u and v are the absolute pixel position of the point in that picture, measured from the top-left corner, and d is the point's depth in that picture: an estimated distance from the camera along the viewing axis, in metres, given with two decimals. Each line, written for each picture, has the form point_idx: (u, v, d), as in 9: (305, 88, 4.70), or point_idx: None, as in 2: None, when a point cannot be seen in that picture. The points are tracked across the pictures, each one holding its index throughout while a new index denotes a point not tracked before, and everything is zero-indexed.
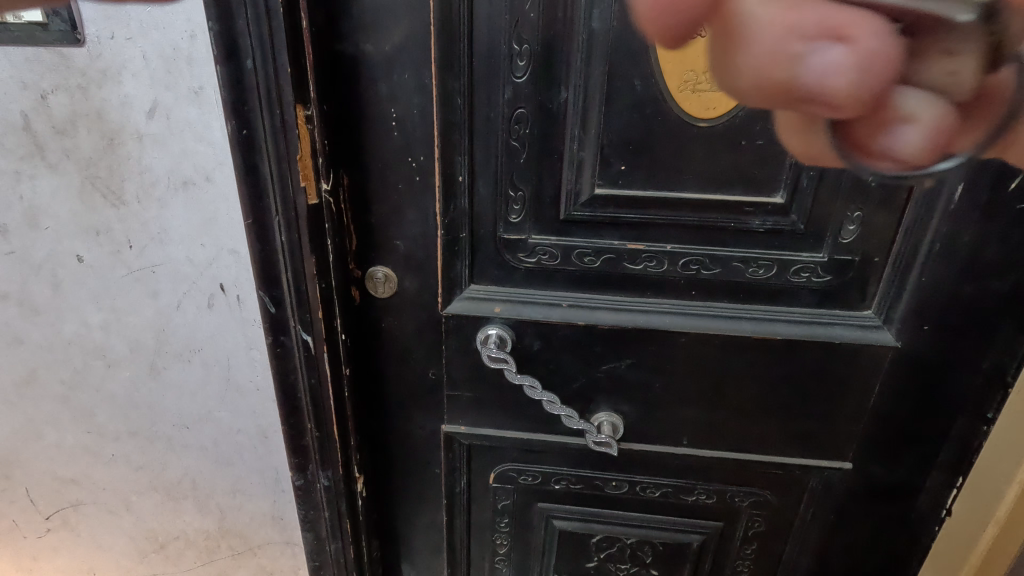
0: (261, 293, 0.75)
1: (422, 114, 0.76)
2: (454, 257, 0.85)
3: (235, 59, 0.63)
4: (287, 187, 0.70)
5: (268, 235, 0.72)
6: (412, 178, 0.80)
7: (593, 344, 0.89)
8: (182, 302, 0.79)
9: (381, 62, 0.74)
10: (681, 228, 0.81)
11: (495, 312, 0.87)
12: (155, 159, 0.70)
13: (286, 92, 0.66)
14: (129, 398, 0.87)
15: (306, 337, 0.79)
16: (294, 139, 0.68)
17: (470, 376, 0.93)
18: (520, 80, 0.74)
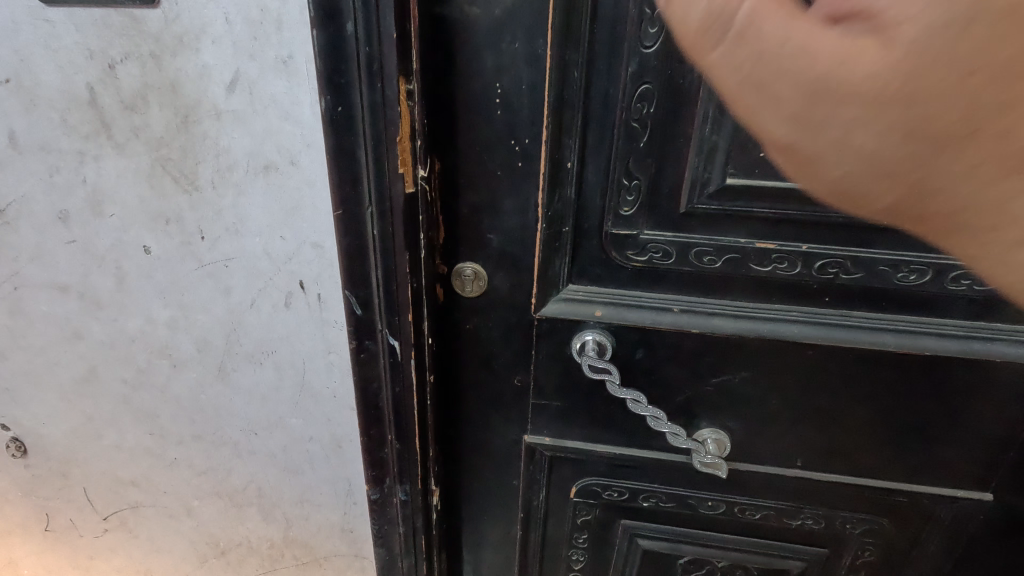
0: (347, 293, 0.67)
1: (531, 90, 0.66)
2: (554, 253, 0.75)
3: (334, 21, 0.53)
4: (383, 173, 0.61)
5: (358, 229, 0.63)
6: (513, 164, 0.70)
7: (703, 353, 0.79)
8: (256, 299, 0.71)
9: (488, 28, 0.63)
10: (824, 226, 0.69)
11: (595, 315, 0.78)
12: (234, 140, 0.61)
13: (389, 61, 0.56)
14: (194, 399, 0.81)
15: (394, 341, 0.70)
16: (395, 118, 0.58)
17: (561, 383, 0.85)
18: (650, 50, 0.63)
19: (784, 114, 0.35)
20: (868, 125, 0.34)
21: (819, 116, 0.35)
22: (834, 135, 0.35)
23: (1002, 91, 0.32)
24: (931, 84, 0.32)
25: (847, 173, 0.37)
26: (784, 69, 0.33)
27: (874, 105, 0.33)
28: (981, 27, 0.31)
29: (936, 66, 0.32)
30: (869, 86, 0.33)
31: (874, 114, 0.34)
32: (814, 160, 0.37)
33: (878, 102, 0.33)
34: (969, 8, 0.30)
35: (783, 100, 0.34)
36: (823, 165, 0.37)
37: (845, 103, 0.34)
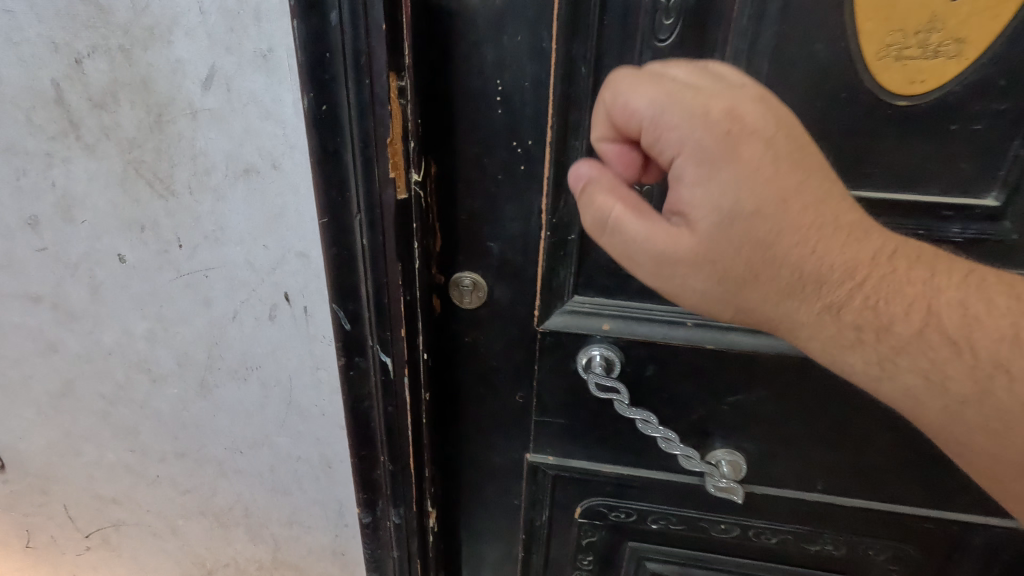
0: (334, 307, 0.62)
1: (535, 87, 0.61)
2: (559, 263, 0.70)
3: (317, 10, 0.48)
4: (372, 177, 0.56)
5: (346, 238, 0.58)
6: (515, 167, 0.65)
7: (718, 370, 0.74)
8: (239, 312, 0.66)
9: (488, 19, 0.58)
10: None
11: (602, 329, 0.73)
12: (212, 141, 0.56)
13: (378, 55, 0.50)
14: (176, 416, 0.76)
15: (385, 358, 0.65)
16: (384, 117, 0.53)
17: (565, 400, 0.79)
18: (664, 43, 0.58)
19: (640, 268, 0.46)
20: (699, 277, 0.45)
21: (667, 273, 0.45)
22: (679, 279, 0.46)
23: (792, 250, 0.42)
24: (740, 255, 0.43)
25: (699, 303, 0.47)
26: (632, 247, 0.45)
27: (708, 266, 0.44)
28: (766, 215, 0.41)
29: (741, 243, 0.42)
30: (693, 257, 0.44)
31: (705, 272, 0.45)
32: (669, 292, 0.48)
33: (706, 265, 0.44)
34: (740, 217, 0.41)
35: (641, 263, 0.46)
36: (675, 297, 0.48)
37: (680, 267, 0.45)
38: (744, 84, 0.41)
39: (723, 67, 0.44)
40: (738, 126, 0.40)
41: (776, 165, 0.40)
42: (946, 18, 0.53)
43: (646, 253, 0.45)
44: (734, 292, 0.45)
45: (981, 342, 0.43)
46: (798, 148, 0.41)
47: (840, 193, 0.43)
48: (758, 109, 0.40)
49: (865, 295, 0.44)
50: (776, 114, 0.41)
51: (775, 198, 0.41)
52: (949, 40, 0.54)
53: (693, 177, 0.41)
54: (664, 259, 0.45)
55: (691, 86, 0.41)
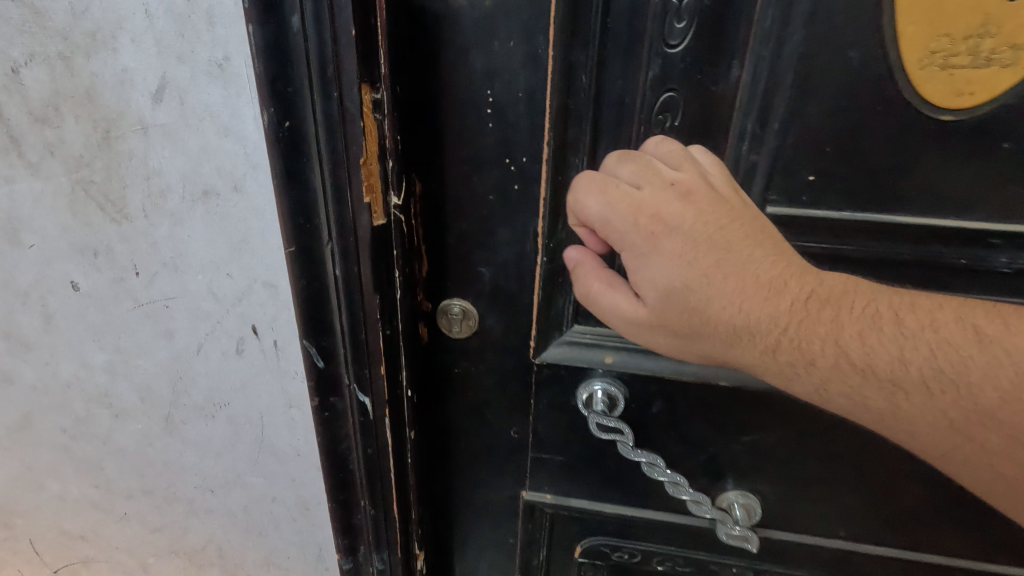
0: (305, 344, 0.55)
1: (529, 99, 0.54)
2: (556, 291, 0.64)
3: (275, 15, 0.42)
4: (344, 203, 0.49)
5: (316, 269, 0.52)
6: (508, 186, 0.59)
7: (731, 407, 0.67)
8: (203, 345, 0.60)
9: (477, 22, 0.51)
10: (885, 265, 0.57)
11: (605, 362, 0.66)
12: (166, 160, 0.50)
13: (348, 66, 0.44)
14: (141, 452, 0.70)
15: (364, 398, 0.59)
16: (357, 135, 0.47)
17: (564, 436, 0.73)
18: (675, 49, 0.51)
19: (616, 328, 0.53)
20: (660, 334, 0.51)
21: (637, 334, 0.52)
22: (648, 339, 0.52)
23: (724, 316, 0.46)
24: (687, 321, 0.48)
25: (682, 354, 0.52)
26: (603, 315, 0.52)
27: (667, 328, 0.50)
28: (694, 288, 0.46)
29: (683, 312, 0.47)
30: (651, 322, 0.50)
31: (666, 332, 0.50)
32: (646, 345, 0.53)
33: (662, 328, 0.50)
34: (671, 291, 0.47)
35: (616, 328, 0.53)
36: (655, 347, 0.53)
37: (644, 329, 0.51)
38: (672, 179, 0.47)
39: (673, 156, 0.49)
40: (660, 226, 0.47)
41: (698, 247, 0.46)
42: (1002, 20, 0.46)
43: (614, 320, 0.52)
44: (703, 348, 0.50)
45: (876, 366, 0.43)
46: (723, 229, 0.46)
47: (770, 261, 0.46)
48: (682, 206, 0.47)
49: (787, 337, 0.45)
50: (696, 205, 0.47)
51: (696, 272, 0.46)
52: (1004, 46, 0.47)
53: (631, 260, 0.49)
54: (630, 324, 0.51)
55: (627, 190, 0.48)
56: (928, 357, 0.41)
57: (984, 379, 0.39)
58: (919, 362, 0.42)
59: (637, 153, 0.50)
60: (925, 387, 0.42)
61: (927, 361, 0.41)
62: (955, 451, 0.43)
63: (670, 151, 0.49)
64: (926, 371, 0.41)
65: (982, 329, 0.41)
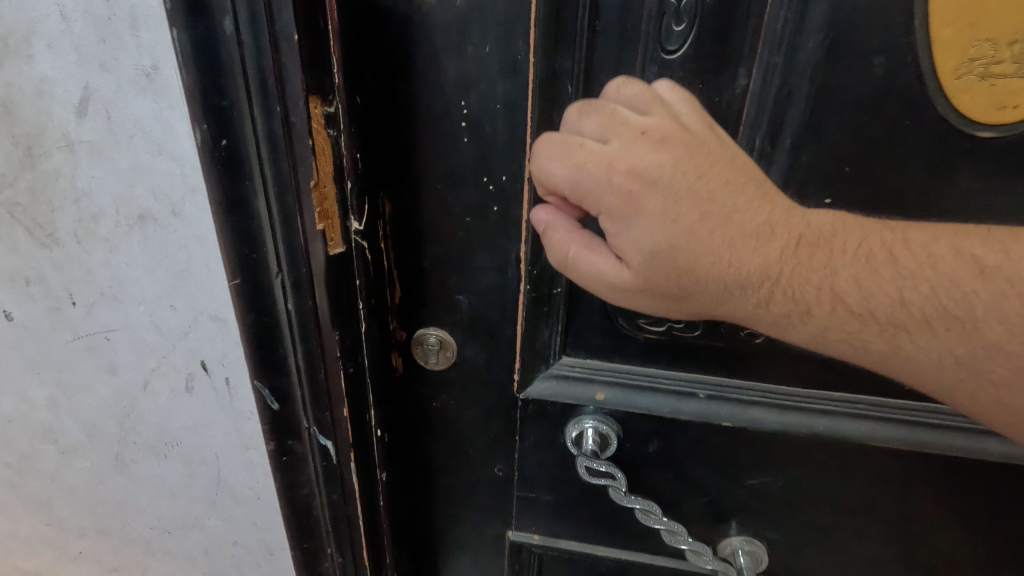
0: (257, 384, 0.50)
1: (508, 111, 0.48)
2: (542, 321, 0.58)
3: (204, 17, 0.36)
4: (294, 230, 0.43)
5: (266, 304, 0.46)
6: (486, 207, 0.52)
7: (737, 449, 0.61)
8: (150, 381, 0.54)
9: (448, 24, 0.45)
10: None
11: (596, 399, 0.60)
12: (96, 180, 0.44)
13: (292, 76, 0.38)
14: (92, 491, 0.64)
15: (325, 441, 0.53)
16: (306, 155, 0.41)
17: (552, 475, 0.67)
18: (673, 55, 0.45)
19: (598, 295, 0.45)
20: (648, 300, 0.43)
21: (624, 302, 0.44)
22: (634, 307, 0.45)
23: (717, 272, 0.40)
24: (680, 284, 0.41)
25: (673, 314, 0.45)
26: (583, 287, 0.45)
27: (657, 292, 0.42)
28: (682, 243, 0.39)
29: (675, 273, 0.40)
30: (638, 287, 0.42)
31: (660, 297, 0.42)
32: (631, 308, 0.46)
33: (651, 295, 0.42)
34: (659, 255, 0.40)
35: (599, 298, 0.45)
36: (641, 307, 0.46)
37: (633, 296, 0.43)
38: (643, 126, 0.39)
39: (633, 102, 0.41)
40: (639, 183, 0.39)
41: (681, 200, 0.39)
42: None
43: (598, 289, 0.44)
44: (696, 307, 0.43)
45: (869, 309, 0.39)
46: (702, 176, 0.39)
47: (751, 207, 0.39)
48: (657, 154, 0.39)
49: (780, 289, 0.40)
50: (673, 153, 0.39)
51: (683, 230, 0.39)
52: None
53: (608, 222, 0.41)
54: (616, 292, 0.43)
55: (594, 146, 0.40)
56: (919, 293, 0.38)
57: (989, 310, 0.36)
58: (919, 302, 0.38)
59: (598, 101, 0.42)
60: (929, 325, 0.38)
61: (929, 299, 0.37)
62: (962, 396, 0.39)
63: (635, 93, 0.41)
64: (930, 308, 0.37)
65: (980, 259, 0.37)
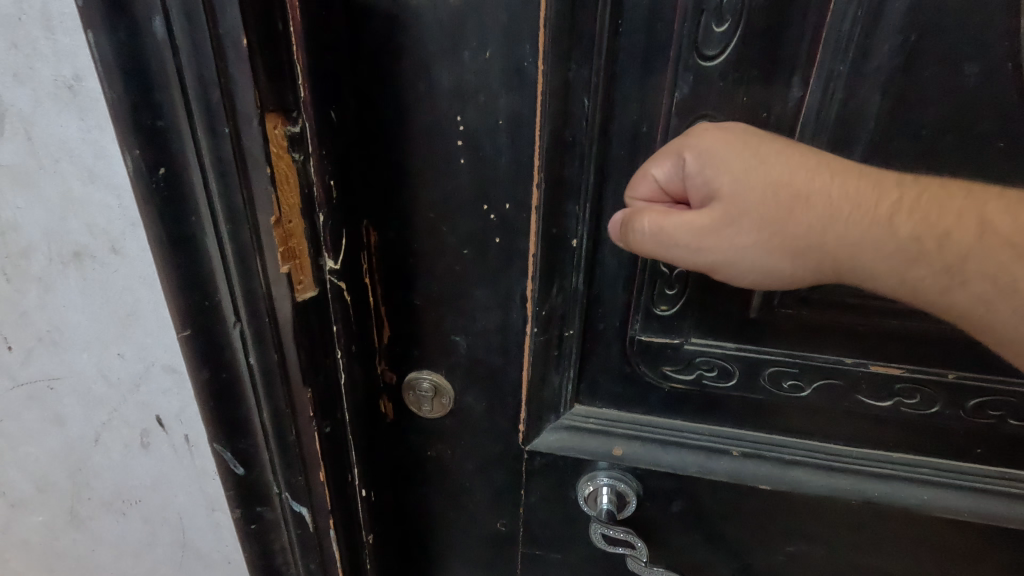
0: (218, 446, 0.43)
1: (514, 127, 0.40)
2: (552, 365, 0.50)
3: (127, 19, 0.29)
4: (251, 274, 0.35)
5: (223, 357, 0.39)
6: (487, 238, 0.45)
7: (774, 512, 0.53)
8: (102, 435, 0.47)
9: (441, 25, 0.38)
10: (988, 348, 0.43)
11: (612, 454, 0.53)
12: (22, 210, 0.37)
13: (243, 90, 0.31)
14: (46, 546, 0.57)
15: (300, 507, 0.46)
16: (263, 185, 0.33)
17: (562, 532, 0.59)
18: (713, 59, 0.37)
19: (680, 257, 0.36)
20: (747, 237, 0.34)
21: (718, 258, 0.35)
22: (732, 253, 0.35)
23: (825, 187, 0.33)
24: (779, 222, 0.33)
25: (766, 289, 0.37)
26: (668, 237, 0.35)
27: (763, 232, 0.34)
28: (780, 157, 0.33)
29: (774, 207, 0.33)
30: (729, 232, 0.34)
31: (759, 243, 0.34)
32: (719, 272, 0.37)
33: (753, 225, 0.34)
34: (761, 166, 0.33)
35: (685, 254, 0.36)
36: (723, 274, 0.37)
37: (729, 243, 0.35)
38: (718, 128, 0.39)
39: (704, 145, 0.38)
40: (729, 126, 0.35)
41: (756, 136, 0.34)
42: None
43: (680, 244, 0.35)
44: (799, 264, 0.35)
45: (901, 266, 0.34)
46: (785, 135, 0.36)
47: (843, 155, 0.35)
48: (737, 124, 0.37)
49: (911, 202, 0.32)
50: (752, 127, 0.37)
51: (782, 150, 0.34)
52: None
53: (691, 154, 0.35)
54: (706, 241, 0.35)
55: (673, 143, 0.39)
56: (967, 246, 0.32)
57: None
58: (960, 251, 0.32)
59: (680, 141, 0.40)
60: None
61: None
62: None
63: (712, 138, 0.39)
64: None
65: None
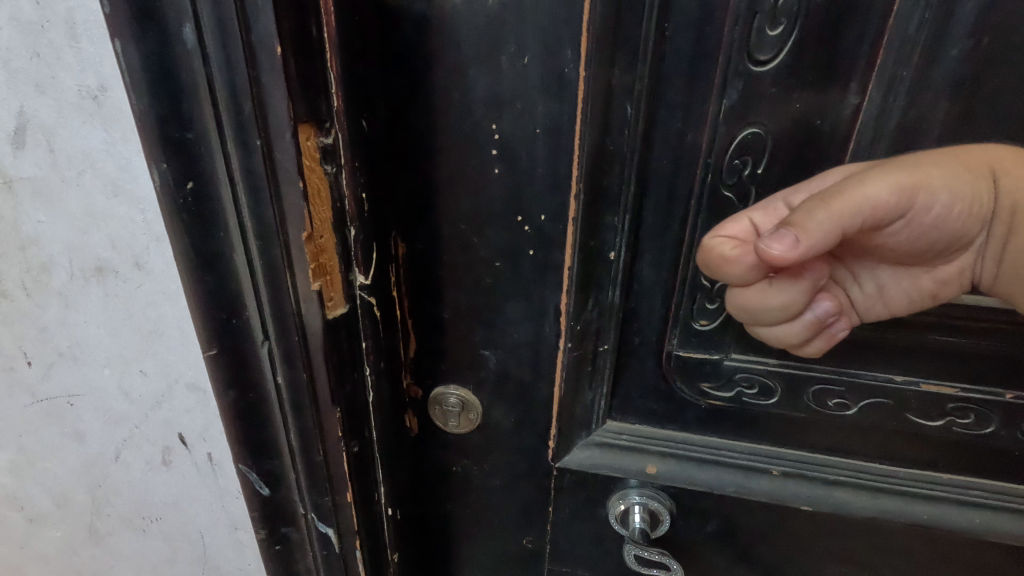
0: (242, 467, 0.41)
1: (552, 136, 0.38)
2: (585, 381, 0.48)
3: (157, 26, 0.27)
4: (280, 291, 0.34)
5: (250, 377, 0.37)
6: (521, 251, 0.43)
7: (815, 534, 0.51)
8: (122, 451, 0.46)
9: (478, 30, 0.36)
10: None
11: (647, 472, 0.51)
12: (43, 223, 0.36)
13: (276, 99, 0.29)
14: (64, 560, 0.56)
15: (326, 528, 0.44)
16: (295, 198, 0.31)
17: (590, 550, 0.57)
18: (765, 65, 0.35)
19: (887, 187, 0.31)
20: (918, 157, 0.33)
21: (917, 172, 0.31)
22: (926, 166, 0.32)
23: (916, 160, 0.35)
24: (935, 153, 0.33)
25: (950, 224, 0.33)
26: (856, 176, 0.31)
27: (927, 157, 0.33)
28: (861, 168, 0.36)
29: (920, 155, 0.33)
30: (908, 163, 0.32)
31: (939, 167, 0.32)
32: (919, 202, 0.32)
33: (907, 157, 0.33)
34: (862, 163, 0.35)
35: (879, 177, 0.31)
36: (920, 213, 0.32)
37: (917, 164, 0.32)
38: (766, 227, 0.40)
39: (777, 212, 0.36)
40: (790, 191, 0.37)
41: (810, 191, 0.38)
42: None
43: (878, 183, 0.31)
44: (976, 186, 0.32)
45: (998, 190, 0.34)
46: None
47: None
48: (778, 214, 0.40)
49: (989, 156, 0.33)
50: None
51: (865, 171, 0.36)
52: None
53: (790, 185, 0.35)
54: (901, 177, 0.31)
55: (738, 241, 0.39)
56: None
57: None
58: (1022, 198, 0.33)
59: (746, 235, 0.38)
60: None
61: None
62: None
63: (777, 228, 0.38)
64: None
65: None
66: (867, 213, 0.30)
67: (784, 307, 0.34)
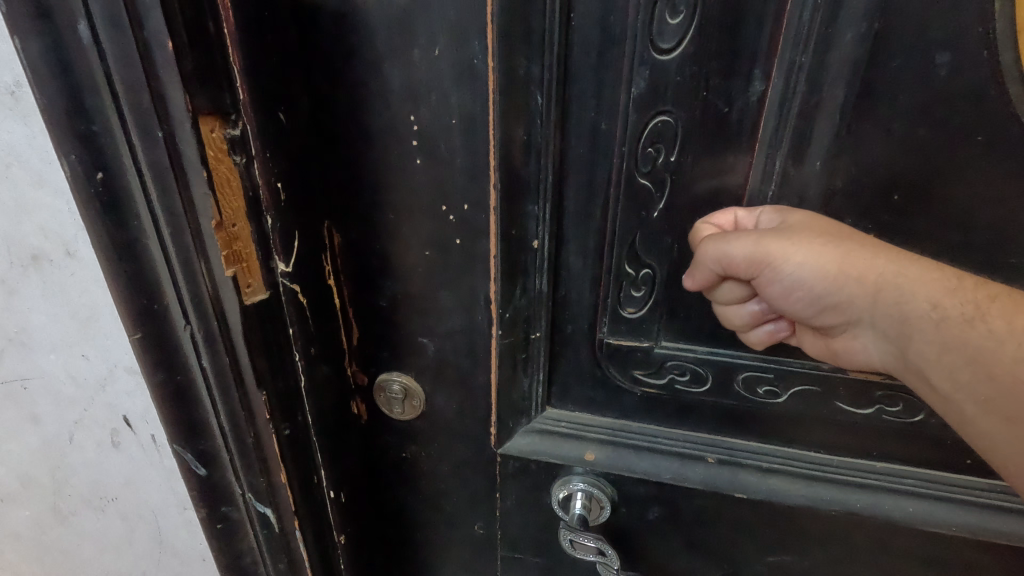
0: (178, 448, 0.43)
1: (467, 126, 0.39)
2: (521, 369, 0.49)
3: (53, 24, 0.29)
4: (195, 277, 0.35)
5: (176, 361, 0.39)
6: (448, 241, 0.44)
7: (753, 521, 0.51)
8: (75, 433, 0.48)
9: (388, 23, 0.37)
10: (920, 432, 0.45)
11: (584, 458, 0.51)
12: None
13: (171, 92, 0.30)
14: (36, 540, 0.58)
15: (264, 508, 0.46)
16: (201, 187, 0.33)
17: (539, 535, 0.58)
18: (669, 52, 0.36)
19: (741, 251, 0.37)
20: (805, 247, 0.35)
21: (771, 251, 0.36)
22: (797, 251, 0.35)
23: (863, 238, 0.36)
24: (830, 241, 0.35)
25: (796, 303, 0.39)
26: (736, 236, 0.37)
27: (822, 249, 0.35)
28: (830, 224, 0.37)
29: (822, 234, 0.36)
30: (788, 235, 0.36)
31: (809, 251, 0.35)
32: (767, 269, 0.38)
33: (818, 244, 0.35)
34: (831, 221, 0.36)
35: (742, 250, 0.36)
36: (772, 276, 0.38)
37: (787, 243, 0.35)
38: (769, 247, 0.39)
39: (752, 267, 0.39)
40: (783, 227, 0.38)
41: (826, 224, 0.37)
42: None
43: (741, 243, 0.36)
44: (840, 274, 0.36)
45: (910, 314, 0.36)
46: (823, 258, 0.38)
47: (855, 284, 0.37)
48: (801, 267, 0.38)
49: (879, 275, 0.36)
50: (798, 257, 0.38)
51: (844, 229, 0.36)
52: None
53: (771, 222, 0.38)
54: (764, 243, 0.36)
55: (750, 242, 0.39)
56: (962, 325, 0.34)
57: None
58: (949, 319, 0.35)
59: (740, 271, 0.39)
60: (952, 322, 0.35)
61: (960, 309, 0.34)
62: None
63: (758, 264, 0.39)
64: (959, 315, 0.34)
65: None
66: (720, 266, 0.38)
67: (731, 292, 0.41)
